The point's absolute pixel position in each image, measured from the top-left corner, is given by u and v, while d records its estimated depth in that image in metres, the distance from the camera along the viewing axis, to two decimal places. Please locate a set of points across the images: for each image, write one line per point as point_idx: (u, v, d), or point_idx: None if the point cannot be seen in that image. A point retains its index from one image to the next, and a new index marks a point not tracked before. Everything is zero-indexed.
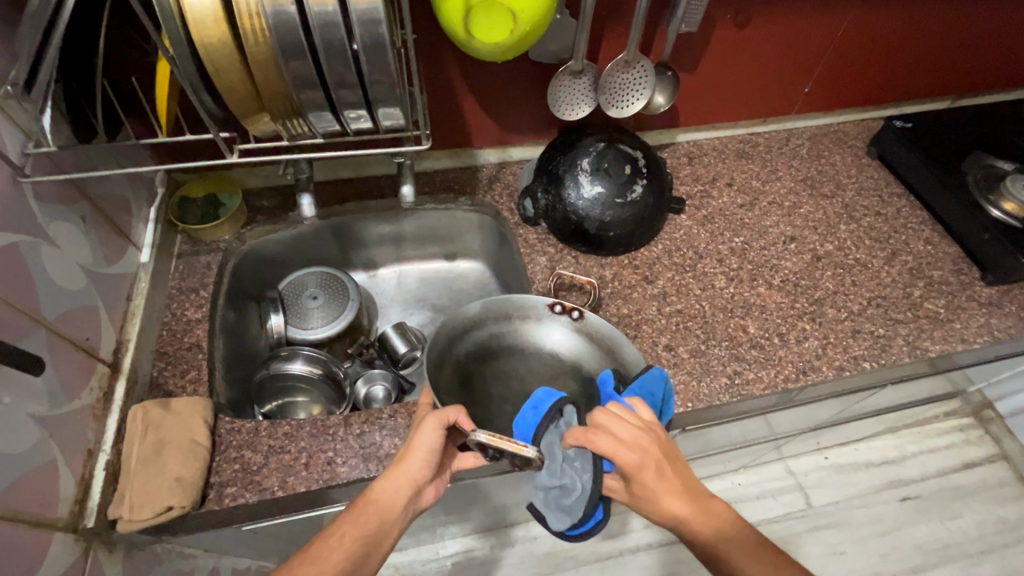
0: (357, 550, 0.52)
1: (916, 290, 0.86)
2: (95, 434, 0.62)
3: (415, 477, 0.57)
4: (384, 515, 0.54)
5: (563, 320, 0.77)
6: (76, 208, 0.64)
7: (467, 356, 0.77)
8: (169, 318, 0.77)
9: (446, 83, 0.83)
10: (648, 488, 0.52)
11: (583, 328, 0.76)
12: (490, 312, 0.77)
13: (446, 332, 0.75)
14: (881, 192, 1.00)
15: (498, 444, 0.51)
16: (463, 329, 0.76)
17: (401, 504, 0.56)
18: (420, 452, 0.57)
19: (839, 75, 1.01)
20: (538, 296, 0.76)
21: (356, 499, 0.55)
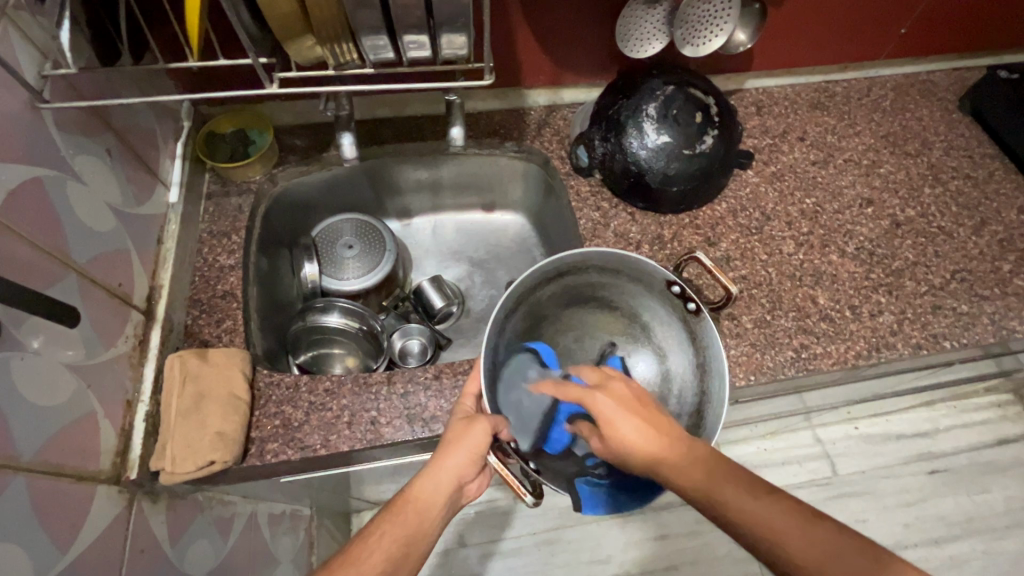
0: (396, 552, 0.48)
1: (1005, 264, 0.79)
2: (133, 383, 0.59)
3: (458, 474, 0.53)
4: (425, 513, 0.50)
5: (675, 304, 0.62)
6: (100, 140, 0.58)
7: (552, 297, 0.65)
8: (201, 263, 0.72)
9: (499, 11, 0.74)
10: (600, 414, 0.51)
11: (695, 324, 0.61)
12: (595, 260, 0.62)
13: (536, 275, 0.61)
14: (972, 152, 0.90)
15: (504, 474, 0.53)
16: (559, 272, 0.63)
17: (443, 502, 0.52)
18: (465, 448, 0.54)
19: (938, 16, 0.88)
20: (659, 267, 0.60)
21: (394, 498, 0.51)
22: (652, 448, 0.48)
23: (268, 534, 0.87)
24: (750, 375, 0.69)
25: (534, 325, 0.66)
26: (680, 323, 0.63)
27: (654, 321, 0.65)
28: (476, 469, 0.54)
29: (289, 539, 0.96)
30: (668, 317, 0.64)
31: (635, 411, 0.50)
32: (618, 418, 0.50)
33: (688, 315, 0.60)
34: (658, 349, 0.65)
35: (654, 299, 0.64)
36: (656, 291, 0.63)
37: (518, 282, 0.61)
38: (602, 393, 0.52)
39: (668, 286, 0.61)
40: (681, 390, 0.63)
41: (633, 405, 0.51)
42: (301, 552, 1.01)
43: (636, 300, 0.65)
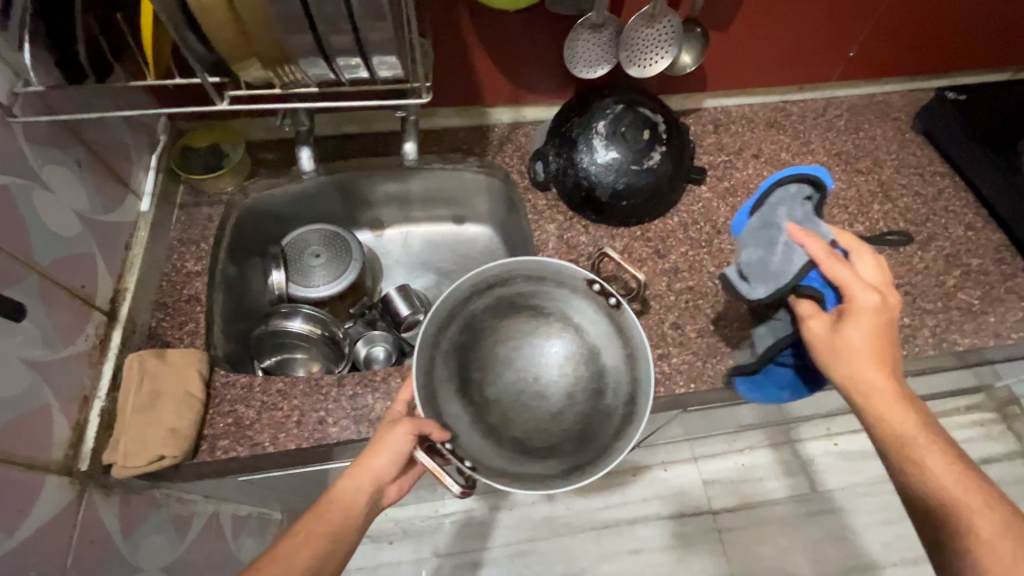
0: (321, 551, 0.52)
1: (950, 278, 0.81)
2: (91, 380, 0.62)
3: (379, 475, 0.56)
4: (348, 513, 0.54)
5: (598, 301, 0.69)
6: (71, 152, 0.62)
7: (485, 309, 0.68)
8: (170, 269, 0.76)
9: (457, 35, 0.78)
10: (847, 334, 0.51)
11: (616, 316, 0.68)
12: (522, 269, 0.68)
13: (466, 286, 0.67)
14: (923, 170, 0.92)
15: (437, 472, 0.56)
16: (488, 283, 0.68)
17: (365, 502, 0.55)
18: (387, 452, 0.56)
19: (887, 41, 0.91)
20: (579, 268, 0.68)
21: (318, 499, 0.54)
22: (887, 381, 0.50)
23: (231, 535, 0.89)
24: (690, 382, 0.72)
25: (470, 336, 0.68)
26: (605, 317, 0.68)
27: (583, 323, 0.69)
28: (398, 469, 0.57)
29: (255, 542, 0.98)
30: (594, 312, 0.69)
31: (876, 339, 0.50)
32: (870, 352, 0.50)
33: (611, 308, 0.68)
34: (591, 347, 0.68)
35: (580, 299, 0.69)
36: (581, 291, 0.69)
37: (451, 291, 0.67)
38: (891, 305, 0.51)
39: (589, 284, 0.68)
40: (616, 381, 0.67)
41: (877, 327, 0.50)
42: None
43: (565, 304, 0.69)
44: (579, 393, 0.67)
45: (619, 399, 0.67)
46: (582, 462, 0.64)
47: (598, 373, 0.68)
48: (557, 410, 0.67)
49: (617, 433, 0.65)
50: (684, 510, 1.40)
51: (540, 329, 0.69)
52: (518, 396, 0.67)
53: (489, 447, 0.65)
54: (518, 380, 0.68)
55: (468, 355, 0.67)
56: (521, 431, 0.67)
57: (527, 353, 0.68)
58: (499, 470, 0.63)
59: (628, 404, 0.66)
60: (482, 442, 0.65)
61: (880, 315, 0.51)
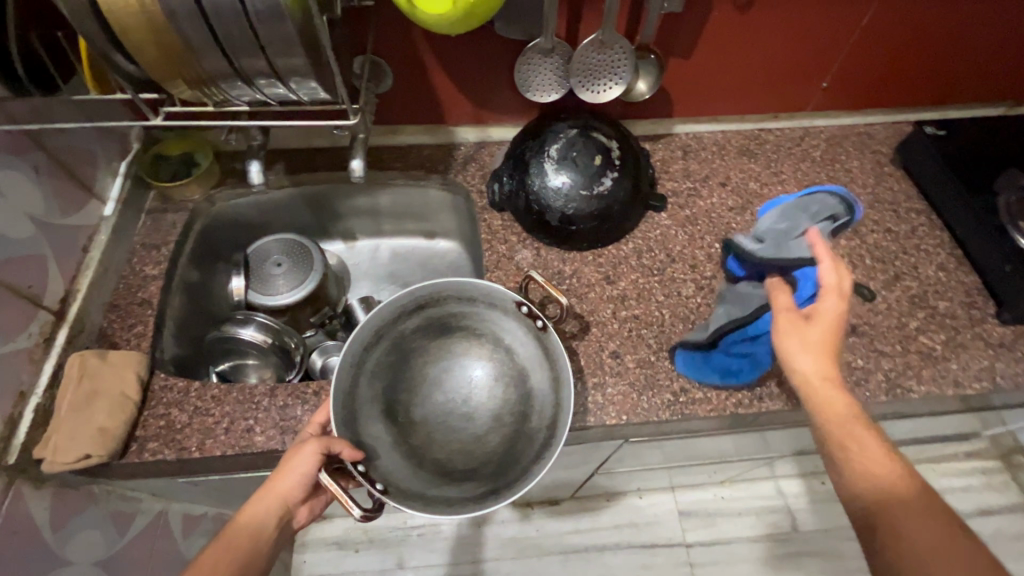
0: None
1: (913, 321, 0.78)
2: (30, 376, 0.65)
3: (287, 497, 0.56)
4: (256, 536, 0.53)
5: (527, 323, 0.68)
6: (28, 159, 0.66)
7: (416, 329, 0.70)
8: (128, 272, 0.79)
9: (414, 56, 0.79)
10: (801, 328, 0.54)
11: (545, 338, 0.67)
12: (451, 291, 0.68)
13: (392, 308, 0.67)
14: (898, 206, 0.89)
15: (338, 495, 0.55)
16: (418, 305, 0.69)
17: (274, 523, 0.55)
18: (294, 473, 0.57)
19: (864, 73, 0.88)
20: (507, 291, 0.67)
21: (223, 528, 0.53)
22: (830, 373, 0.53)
23: (181, 534, 0.91)
24: (623, 414, 0.70)
25: (400, 354, 0.70)
26: (533, 341, 0.69)
27: (515, 343, 0.70)
28: (305, 491, 0.58)
29: (207, 541, 0.99)
30: (523, 335, 0.69)
31: (830, 338, 0.54)
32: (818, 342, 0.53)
33: (538, 331, 0.67)
34: (518, 369, 0.70)
35: (511, 322, 0.70)
36: (511, 313, 0.69)
37: (378, 314, 0.67)
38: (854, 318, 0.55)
39: (517, 307, 0.68)
40: (541, 405, 0.68)
41: (830, 329, 0.54)
42: None
43: (496, 325, 0.71)
44: (504, 414, 0.69)
45: (542, 424, 0.66)
46: (499, 486, 0.63)
47: (524, 396, 0.69)
48: (481, 431, 0.68)
49: (535, 457, 0.64)
50: (656, 540, 1.36)
51: (470, 351, 0.71)
52: (444, 417, 0.69)
53: (408, 469, 0.64)
54: (447, 401, 0.70)
55: (397, 374, 0.69)
56: (445, 452, 0.67)
57: (457, 373, 0.71)
58: (413, 493, 0.62)
59: (549, 430, 0.65)
60: (402, 463, 0.65)
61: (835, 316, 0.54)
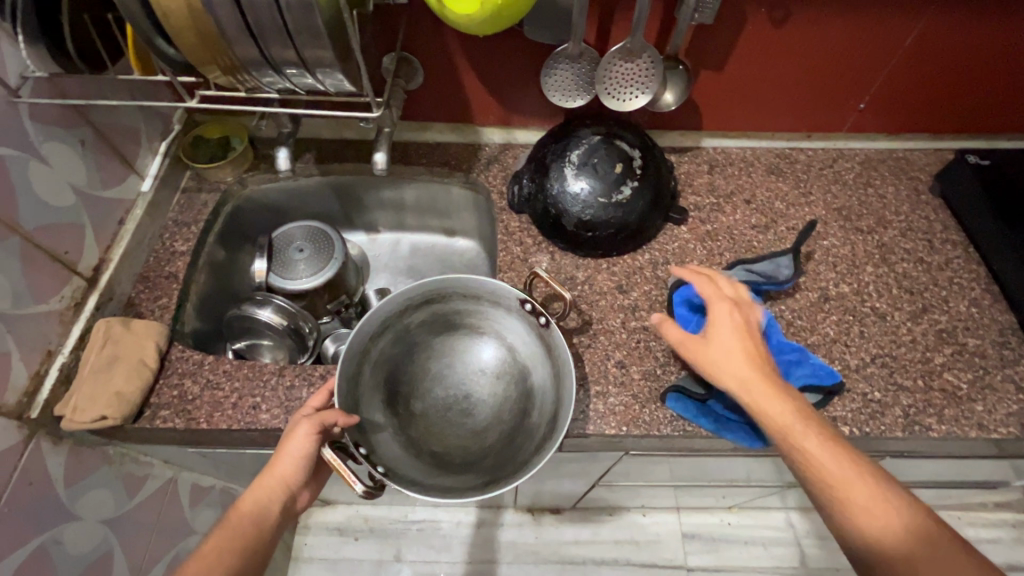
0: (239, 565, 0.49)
1: (937, 356, 0.74)
2: (58, 337, 0.69)
3: (287, 479, 0.56)
4: (260, 522, 0.53)
5: (530, 321, 0.69)
6: (76, 132, 0.70)
7: (421, 323, 0.72)
8: (158, 246, 0.83)
9: (445, 55, 0.81)
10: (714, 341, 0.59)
11: (547, 336, 0.67)
12: (456, 288, 0.69)
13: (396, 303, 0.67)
14: (933, 236, 0.85)
15: (339, 470, 0.55)
16: (425, 300, 0.69)
17: (277, 507, 0.55)
18: (291, 454, 0.57)
19: (904, 97, 0.85)
20: (509, 288, 0.66)
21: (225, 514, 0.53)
22: (752, 374, 0.56)
23: (187, 503, 0.94)
24: (623, 425, 0.69)
25: (404, 346, 0.71)
26: (535, 338, 0.69)
27: (517, 342, 0.72)
28: (305, 473, 0.58)
29: (212, 513, 1.02)
30: (526, 333, 0.70)
31: (747, 341, 0.58)
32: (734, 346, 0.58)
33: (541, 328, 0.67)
34: (519, 366, 0.71)
35: (514, 320, 0.71)
36: (514, 311, 0.70)
37: (386, 307, 0.67)
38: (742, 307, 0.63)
39: (520, 304, 0.68)
40: (541, 401, 0.68)
41: (739, 332, 0.59)
42: None
43: (499, 323, 0.72)
44: (505, 410, 0.70)
45: (541, 419, 0.67)
46: (496, 478, 0.63)
47: (524, 391, 0.70)
48: (481, 426, 0.70)
49: (534, 451, 0.63)
50: (656, 560, 1.33)
51: (472, 347, 0.73)
52: (444, 411, 0.70)
53: (406, 458, 0.65)
54: (447, 395, 0.71)
55: (401, 364, 0.71)
56: (443, 444, 0.68)
57: (459, 370, 0.72)
58: (412, 479, 0.62)
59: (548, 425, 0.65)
60: (402, 452, 0.66)
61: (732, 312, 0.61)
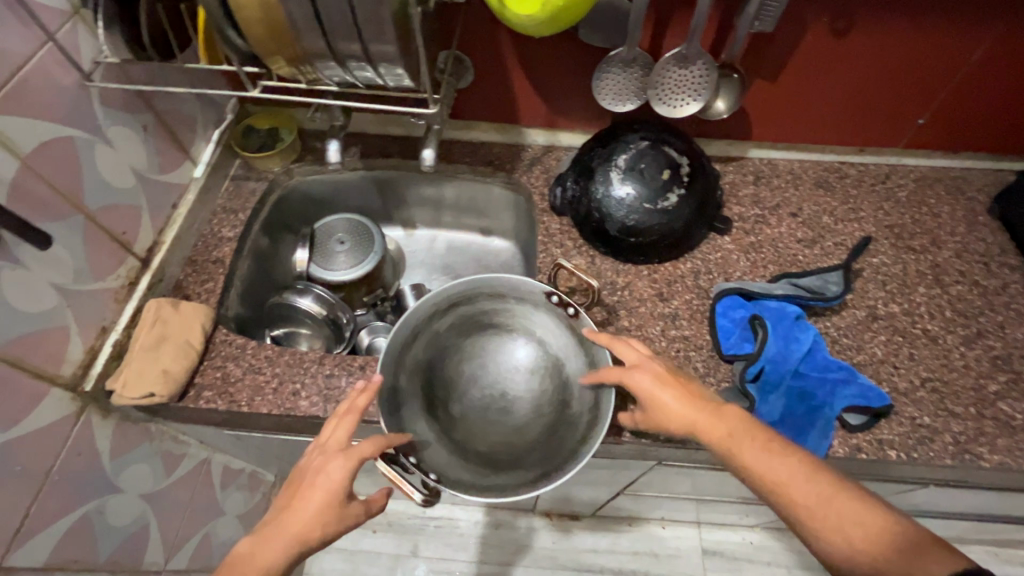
0: None
1: (992, 384, 0.71)
2: (113, 314, 0.71)
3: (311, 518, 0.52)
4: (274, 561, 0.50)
5: (558, 313, 0.69)
6: (140, 118, 0.72)
7: (448, 328, 0.72)
8: (207, 232, 0.85)
9: (497, 55, 0.81)
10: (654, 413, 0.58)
11: (578, 326, 0.68)
12: (481, 289, 0.69)
13: (424, 310, 0.68)
14: (989, 259, 0.82)
15: (396, 482, 0.58)
16: (450, 303, 0.69)
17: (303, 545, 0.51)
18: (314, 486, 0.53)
19: (966, 114, 0.82)
20: (535, 283, 0.67)
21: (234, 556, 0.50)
22: (693, 416, 0.55)
23: (218, 483, 0.96)
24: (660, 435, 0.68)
25: (436, 349, 0.71)
26: (566, 331, 0.69)
27: (546, 336, 0.71)
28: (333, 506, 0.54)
29: (241, 496, 1.04)
30: (557, 327, 0.70)
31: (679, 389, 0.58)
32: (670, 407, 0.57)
33: (571, 320, 0.68)
34: (553, 360, 0.71)
35: (542, 313, 0.71)
36: (541, 306, 0.70)
37: (413, 315, 0.67)
38: (643, 379, 0.58)
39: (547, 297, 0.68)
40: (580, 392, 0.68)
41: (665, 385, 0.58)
42: (252, 512, 1.09)
43: (527, 319, 0.72)
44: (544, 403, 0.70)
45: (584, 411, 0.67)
46: (548, 470, 0.63)
47: (561, 386, 0.70)
48: (521, 422, 0.70)
49: (581, 440, 0.64)
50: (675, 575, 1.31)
51: (501, 347, 0.72)
52: (484, 411, 0.70)
53: (454, 462, 0.66)
54: (485, 396, 0.71)
55: (434, 364, 0.71)
56: (488, 445, 0.69)
57: (492, 370, 0.72)
58: (465, 483, 0.63)
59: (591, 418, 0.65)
60: (447, 456, 0.66)
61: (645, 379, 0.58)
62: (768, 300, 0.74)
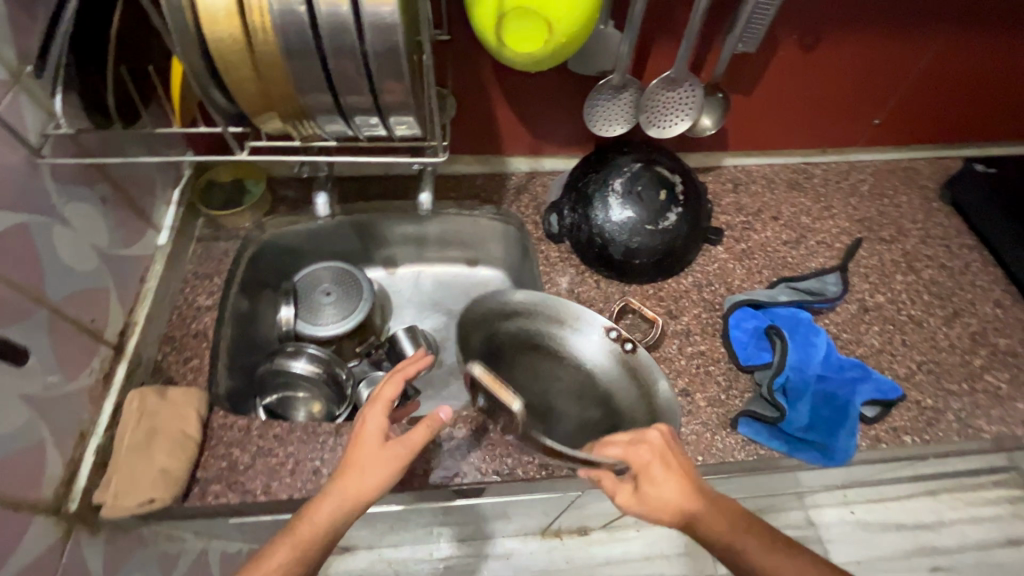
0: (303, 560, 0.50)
1: (976, 358, 0.78)
2: (91, 414, 0.63)
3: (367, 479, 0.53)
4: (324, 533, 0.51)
5: (613, 347, 0.71)
6: (96, 189, 0.65)
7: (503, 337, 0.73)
8: (181, 303, 0.77)
9: (479, 88, 0.79)
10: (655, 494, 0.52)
11: (632, 361, 0.69)
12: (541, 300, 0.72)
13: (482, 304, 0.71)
14: (950, 242, 0.90)
15: (495, 386, 0.55)
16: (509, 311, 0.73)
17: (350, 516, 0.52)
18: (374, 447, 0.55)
19: (914, 112, 0.90)
20: (596, 314, 0.71)
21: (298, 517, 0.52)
22: (698, 507, 0.51)
23: None
24: (698, 455, 0.68)
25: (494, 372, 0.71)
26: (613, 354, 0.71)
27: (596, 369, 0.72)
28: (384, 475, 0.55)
29: None
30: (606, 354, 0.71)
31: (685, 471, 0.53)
32: (677, 490, 0.51)
33: (625, 354, 0.70)
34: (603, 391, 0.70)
35: (593, 345, 0.72)
36: (594, 337, 0.72)
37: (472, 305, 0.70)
38: (644, 456, 0.53)
39: (605, 329, 0.71)
40: (631, 418, 0.68)
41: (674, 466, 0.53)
42: None
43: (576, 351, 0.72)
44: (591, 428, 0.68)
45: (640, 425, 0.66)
46: None
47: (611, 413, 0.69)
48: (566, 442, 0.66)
49: None
50: None
51: (551, 371, 0.72)
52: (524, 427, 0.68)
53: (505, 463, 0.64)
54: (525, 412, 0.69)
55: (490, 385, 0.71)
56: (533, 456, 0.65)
57: (537, 392, 0.71)
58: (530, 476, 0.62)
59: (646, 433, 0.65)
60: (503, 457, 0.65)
61: (656, 463, 0.53)
62: (777, 309, 0.78)
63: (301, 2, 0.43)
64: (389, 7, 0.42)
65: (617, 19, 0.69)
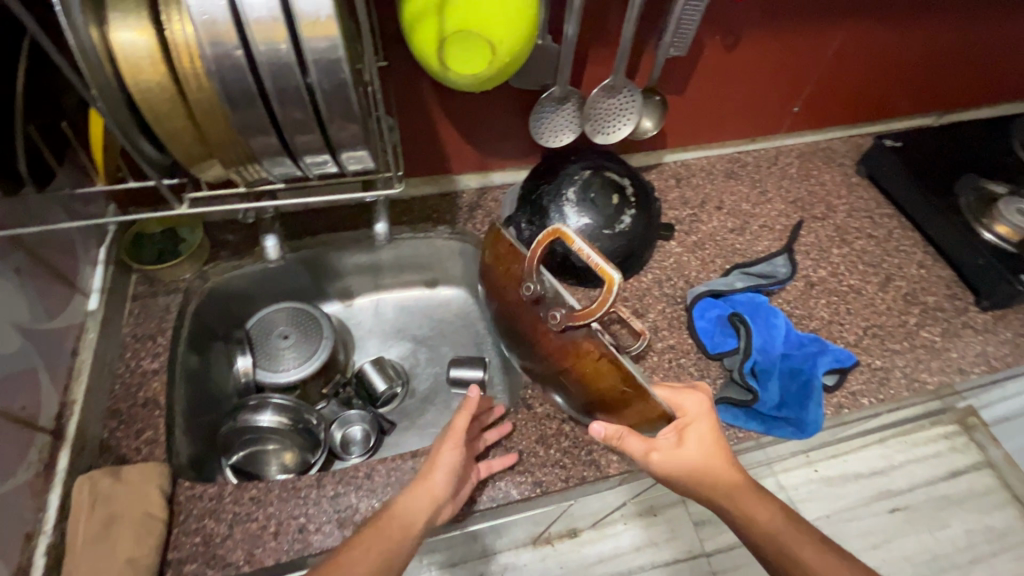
0: (379, 567, 0.52)
1: (911, 317, 0.85)
2: (34, 512, 0.59)
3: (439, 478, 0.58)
4: (405, 531, 0.54)
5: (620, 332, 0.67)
6: (10, 262, 0.61)
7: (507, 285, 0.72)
8: (123, 371, 0.71)
9: (421, 110, 0.78)
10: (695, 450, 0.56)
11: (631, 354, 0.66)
12: None
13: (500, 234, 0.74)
14: (873, 213, 0.97)
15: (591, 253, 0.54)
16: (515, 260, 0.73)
17: (424, 518, 0.56)
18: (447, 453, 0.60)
19: (828, 97, 0.97)
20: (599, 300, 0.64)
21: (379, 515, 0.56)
22: (733, 474, 0.56)
23: None
24: None
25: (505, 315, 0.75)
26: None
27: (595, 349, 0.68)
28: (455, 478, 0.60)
29: None
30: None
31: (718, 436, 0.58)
32: (713, 450, 0.56)
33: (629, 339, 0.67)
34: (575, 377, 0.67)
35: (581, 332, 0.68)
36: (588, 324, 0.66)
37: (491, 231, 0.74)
38: (687, 407, 0.58)
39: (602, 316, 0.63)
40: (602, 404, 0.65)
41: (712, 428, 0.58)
42: None
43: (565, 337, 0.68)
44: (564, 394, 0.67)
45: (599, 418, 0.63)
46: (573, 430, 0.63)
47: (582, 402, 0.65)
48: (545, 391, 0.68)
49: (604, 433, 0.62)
50: None
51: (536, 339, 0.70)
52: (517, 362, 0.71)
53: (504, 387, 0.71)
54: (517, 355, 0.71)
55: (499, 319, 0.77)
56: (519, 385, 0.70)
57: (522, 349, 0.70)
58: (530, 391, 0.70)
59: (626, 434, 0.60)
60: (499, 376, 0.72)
61: (699, 420, 0.58)
62: (737, 295, 0.81)
63: (236, 42, 0.39)
64: (334, 39, 0.40)
65: (553, 33, 0.69)
